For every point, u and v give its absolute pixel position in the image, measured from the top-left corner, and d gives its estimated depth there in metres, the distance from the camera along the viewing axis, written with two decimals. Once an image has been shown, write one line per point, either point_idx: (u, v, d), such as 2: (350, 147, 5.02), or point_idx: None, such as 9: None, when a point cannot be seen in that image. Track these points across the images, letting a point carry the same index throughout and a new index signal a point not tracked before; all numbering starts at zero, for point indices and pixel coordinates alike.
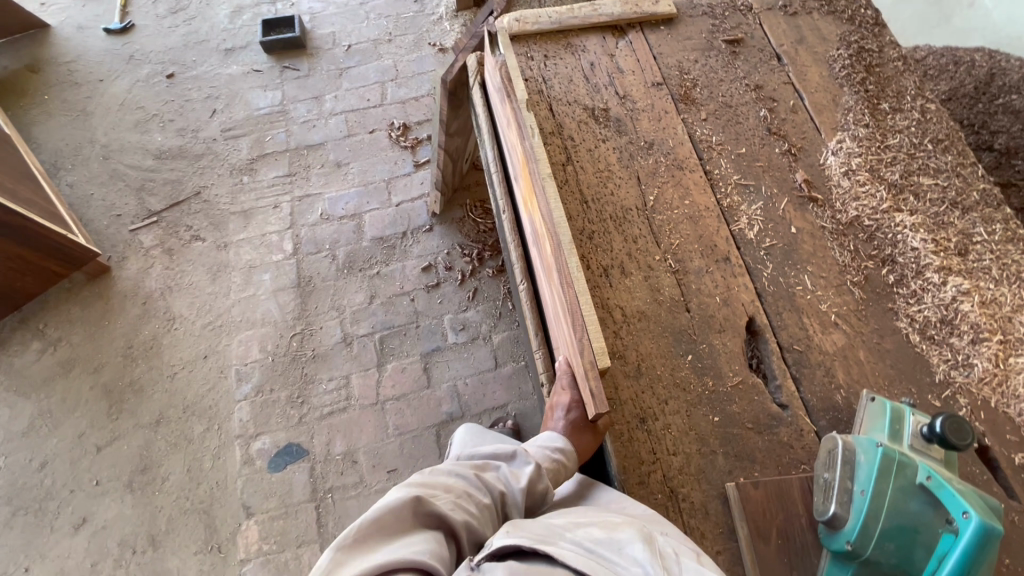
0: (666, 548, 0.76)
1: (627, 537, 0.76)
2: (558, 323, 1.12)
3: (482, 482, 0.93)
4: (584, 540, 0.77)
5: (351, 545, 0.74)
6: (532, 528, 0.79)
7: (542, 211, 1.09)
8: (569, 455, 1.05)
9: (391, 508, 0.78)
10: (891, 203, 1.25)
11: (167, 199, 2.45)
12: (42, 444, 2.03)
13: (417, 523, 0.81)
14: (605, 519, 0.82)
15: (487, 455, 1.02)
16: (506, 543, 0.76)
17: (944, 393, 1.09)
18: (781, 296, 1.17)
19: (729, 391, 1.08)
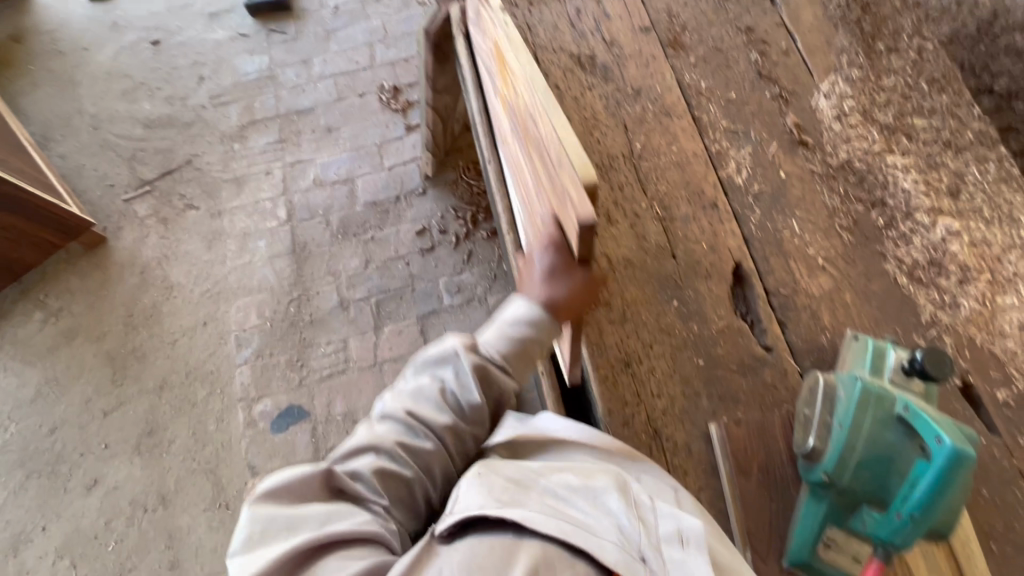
0: (641, 497, 0.79)
1: (604, 486, 0.77)
2: (540, 185, 0.97)
3: (412, 424, 0.86)
4: (555, 496, 0.75)
5: (256, 539, 0.71)
6: (498, 491, 0.72)
7: (516, 74, 0.97)
8: (540, 326, 0.91)
9: (289, 483, 0.76)
10: (883, 145, 1.23)
11: (159, 168, 2.44)
12: (50, 410, 2.08)
13: (326, 495, 0.79)
14: (578, 465, 0.82)
15: (432, 362, 0.91)
16: (477, 509, 0.70)
17: (930, 333, 1.10)
18: (768, 241, 1.17)
19: (714, 335, 1.09)
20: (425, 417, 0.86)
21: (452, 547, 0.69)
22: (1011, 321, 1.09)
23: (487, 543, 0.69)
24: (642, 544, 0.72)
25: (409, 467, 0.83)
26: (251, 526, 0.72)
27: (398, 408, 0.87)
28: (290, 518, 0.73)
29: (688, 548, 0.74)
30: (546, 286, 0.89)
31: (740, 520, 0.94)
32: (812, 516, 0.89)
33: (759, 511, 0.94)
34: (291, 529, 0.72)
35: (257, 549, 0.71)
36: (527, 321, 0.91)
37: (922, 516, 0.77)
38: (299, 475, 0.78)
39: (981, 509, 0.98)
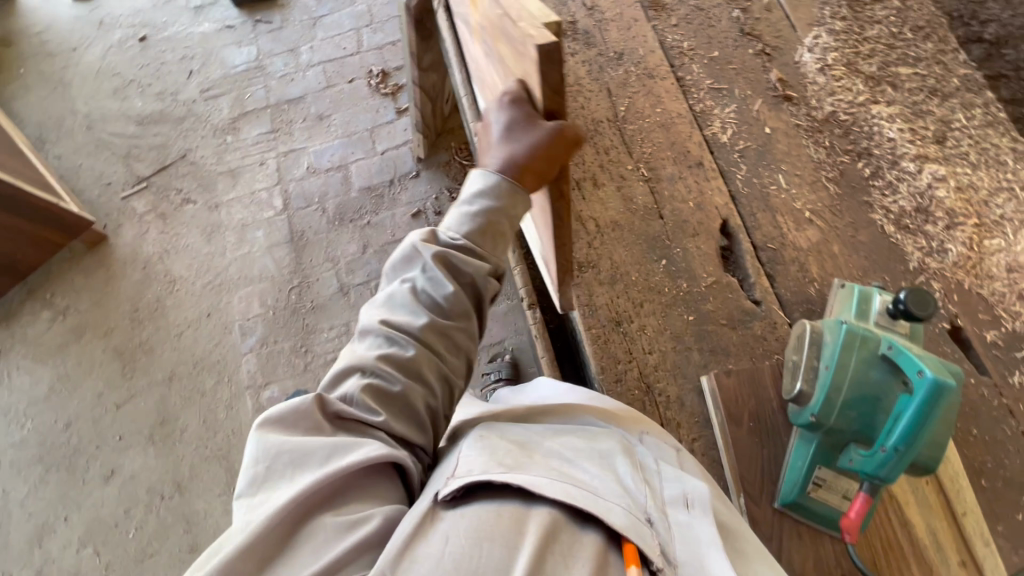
0: (646, 460, 0.66)
1: (611, 448, 0.65)
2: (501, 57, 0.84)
3: (384, 335, 0.69)
4: (562, 457, 0.61)
5: (260, 479, 0.57)
6: (497, 451, 0.58)
7: None
8: (501, 198, 0.75)
9: (286, 417, 0.60)
10: (868, 95, 1.23)
11: (154, 164, 2.46)
12: (64, 406, 2.13)
13: (330, 429, 0.62)
14: (581, 428, 0.70)
15: (399, 267, 0.76)
16: (479, 470, 0.55)
17: (918, 280, 1.10)
18: (755, 197, 1.18)
19: (703, 291, 1.11)
20: (401, 324, 0.70)
21: (454, 516, 0.51)
22: (999, 263, 1.10)
23: (496, 508, 0.52)
24: (649, 506, 0.58)
25: (400, 380, 0.67)
26: (255, 463, 0.58)
27: (369, 318, 0.72)
28: (295, 452, 0.58)
29: (693, 511, 0.60)
30: (505, 143, 0.73)
31: (733, 467, 0.97)
32: (802, 458, 0.91)
33: (752, 458, 0.97)
34: (298, 466, 0.57)
35: (263, 490, 0.57)
36: (485, 194, 0.76)
37: (907, 449, 0.78)
38: (301, 402, 0.62)
39: (972, 447, 1.00)
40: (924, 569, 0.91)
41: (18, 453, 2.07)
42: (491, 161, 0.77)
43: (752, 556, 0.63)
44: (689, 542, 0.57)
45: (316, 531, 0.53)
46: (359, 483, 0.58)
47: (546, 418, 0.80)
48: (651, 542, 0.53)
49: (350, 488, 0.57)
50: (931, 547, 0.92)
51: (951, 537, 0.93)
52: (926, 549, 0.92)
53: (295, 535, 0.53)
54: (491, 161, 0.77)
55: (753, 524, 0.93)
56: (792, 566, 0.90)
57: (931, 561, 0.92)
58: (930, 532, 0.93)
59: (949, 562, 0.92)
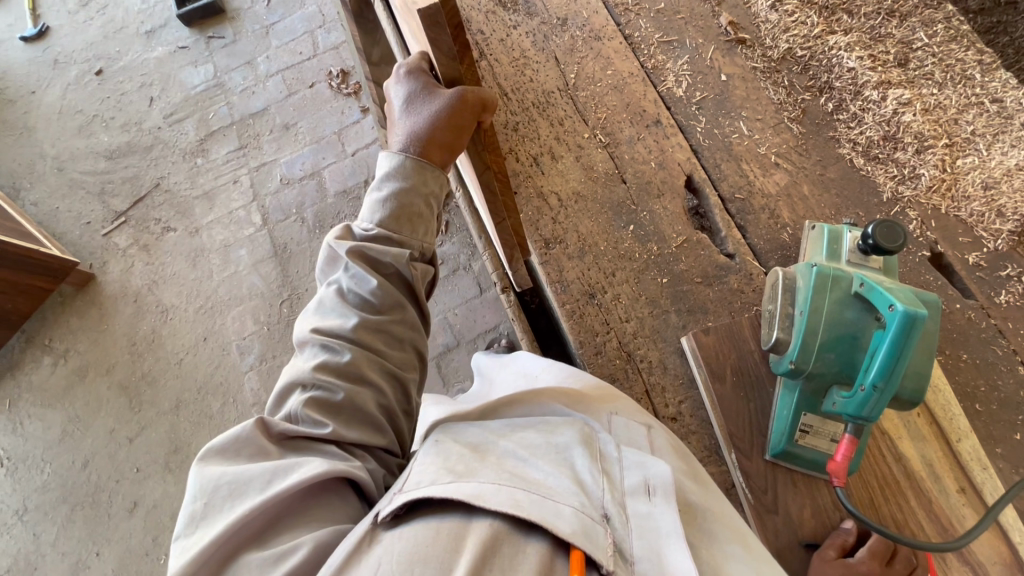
0: (608, 449, 0.66)
1: (567, 442, 0.65)
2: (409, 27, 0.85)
3: (317, 341, 0.71)
4: (516, 459, 0.61)
5: (198, 516, 0.56)
6: (444, 461, 0.59)
7: None
8: (410, 178, 0.81)
9: (227, 447, 0.60)
10: (824, 27, 1.18)
11: (130, 197, 2.45)
12: (79, 446, 2.16)
13: (273, 453, 0.62)
14: (542, 420, 0.70)
15: (327, 269, 0.79)
16: (423, 484, 0.55)
17: (893, 211, 1.07)
18: (717, 147, 1.15)
19: (674, 252, 1.09)
20: (333, 329, 0.72)
21: (394, 535, 0.51)
22: (974, 182, 1.06)
23: (436, 525, 0.52)
24: (605, 501, 0.58)
25: (341, 386, 0.68)
26: (193, 499, 0.57)
27: (303, 327, 0.74)
28: (234, 482, 0.57)
29: (655, 500, 0.60)
30: (409, 120, 0.80)
31: (722, 424, 0.96)
32: (786, 407, 0.91)
33: (740, 413, 0.96)
34: (237, 496, 0.57)
35: (200, 529, 0.55)
36: (395, 175, 0.82)
37: (886, 384, 0.76)
38: (243, 429, 0.62)
39: (963, 372, 0.98)
40: (923, 502, 0.90)
41: (42, 497, 2.11)
42: (397, 143, 0.84)
43: (720, 539, 0.63)
44: (646, 535, 0.57)
45: (252, 562, 0.52)
46: (302, 507, 0.58)
47: (512, 408, 0.78)
48: (599, 543, 0.53)
49: (292, 513, 0.57)
50: (927, 478, 0.92)
51: (947, 467, 0.92)
52: (923, 482, 0.91)
53: (234, 567, 0.52)
54: (398, 141, 0.83)
55: (747, 479, 0.92)
56: (791, 517, 0.90)
57: (930, 493, 0.91)
58: (926, 464, 0.92)
59: (947, 492, 0.91)
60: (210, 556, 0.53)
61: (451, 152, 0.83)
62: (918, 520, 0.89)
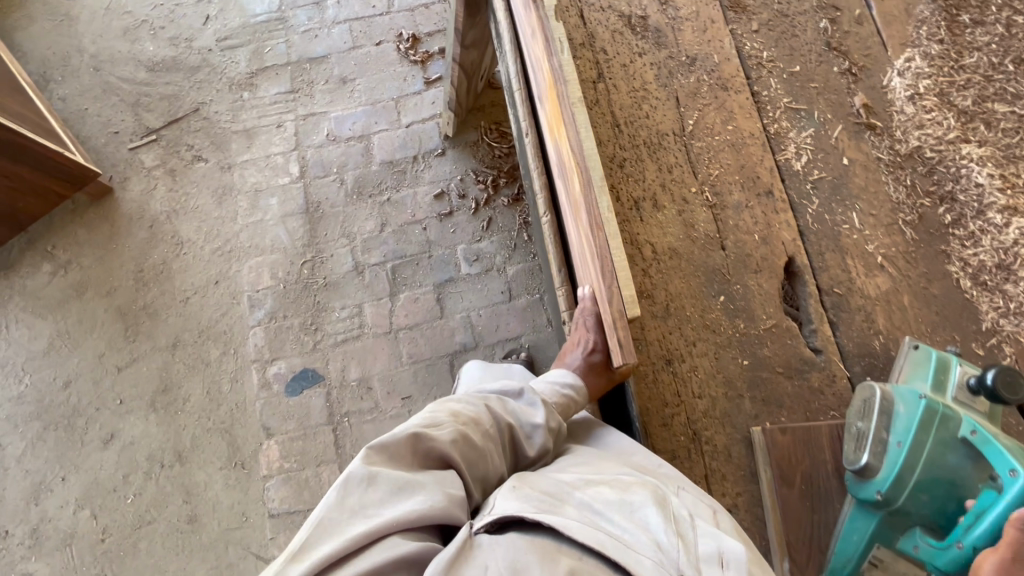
0: (680, 512, 0.75)
1: (641, 500, 0.74)
2: (582, 261, 1.00)
3: (489, 411, 0.91)
4: (594, 503, 0.74)
5: (348, 488, 0.72)
6: (535, 494, 0.73)
7: (565, 135, 0.97)
8: (576, 389, 1.02)
9: (385, 445, 0.76)
10: (959, 132, 1.12)
11: (165, 116, 2.32)
12: (64, 364, 2.06)
13: (414, 459, 0.78)
14: (615, 476, 0.80)
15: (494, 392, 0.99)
16: (513, 508, 0.70)
17: (990, 342, 1.03)
18: (825, 235, 1.09)
19: (761, 334, 1.03)
20: (496, 410, 0.92)
21: (492, 541, 0.67)
22: None
23: (530, 540, 0.67)
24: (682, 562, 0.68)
25: (479, 436, 0.85)
26: (350, 473, 0.73)
27: (474, 399, 0.92)
28: (377, 477, 0.73)
29: (727, 571, 0.68)
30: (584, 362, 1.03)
31: (779, 529, 0.92)
32: (857, 532, 0.87)
33: (800, 522, 0.92)
34: (376, 491, 0.72)
35: (345, 498, 0.71)
36: (570, 384, 1.02)
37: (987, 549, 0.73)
38: (400, 434, 0.78)
39: None
40: None
41: (16, 408, 2.02)
42: (571, 360, 1.05)
43: None
44: None
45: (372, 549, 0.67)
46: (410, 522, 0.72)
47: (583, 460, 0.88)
48: None
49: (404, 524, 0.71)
50: None
51: None
52: None
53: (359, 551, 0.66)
54: (573, 361, 1.05)
55: None
56: None
57: None
58: None
59: None
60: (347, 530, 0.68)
61: (608, 386, 1.06)
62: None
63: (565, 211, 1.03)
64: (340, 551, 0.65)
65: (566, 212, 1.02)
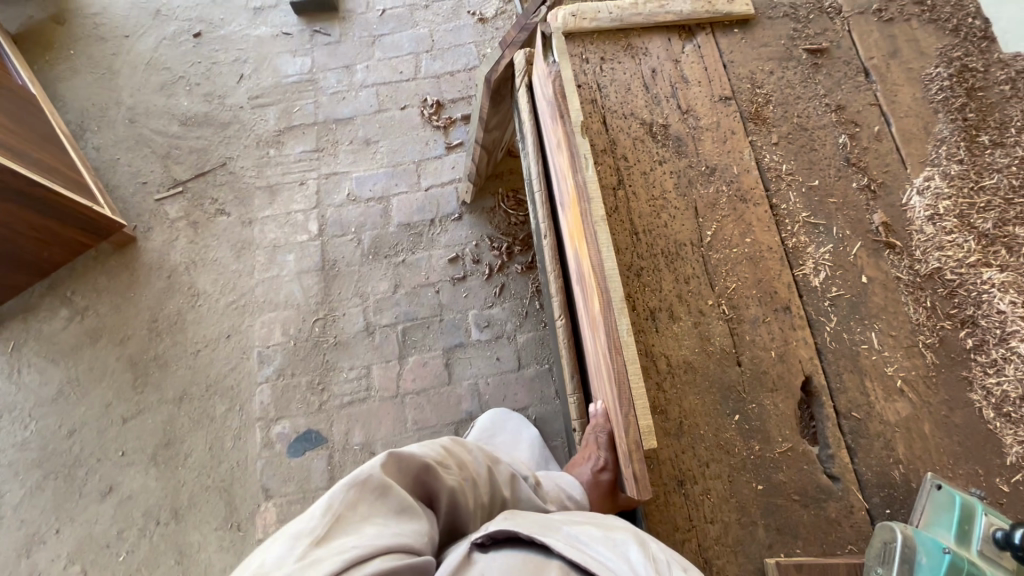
0: (660, 555, 0.79)
1: (624, 537, 0.81)
2: (597, 376, 0.99)
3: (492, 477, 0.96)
4: (581, 535, 0.82)
5: (364, 490, 0.77)
6: (527, 520, 0.84)
7: (589, 251, 0.97)
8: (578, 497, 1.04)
9: (403, 457, 0.84)
10: (979, 256, 1.12)
11: (192, 169, 2.40)
12: (70, 412, 2.06)
13: (418, 485, 0.86)
14: (604, 521, 0.87)
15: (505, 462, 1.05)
16: (504, 526, 0.81)
17: (1014, 478, 0.99)
18: (842, 354, 1.07)
19: (777, 458, 1.01)
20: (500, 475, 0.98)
21: (486, 555, 0.78)
22: None
23: (518, 556, 0.77)
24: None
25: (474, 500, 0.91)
26: (367, 474, 0.78)
27: (482, 458, 0.98)
28: (391, 485, 0.80)
29: None
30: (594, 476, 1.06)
31: None
32: None
33: None
34: (387, 498, 0.78)
35: (359, 502, 0.76)
36: (574, 496, 1.04)
37: None
38: (415, 457, 0.85)
39: None
40: None
41: (19, 455, 2.02)
42: (582, 472, 1.08)
43: None
44: None
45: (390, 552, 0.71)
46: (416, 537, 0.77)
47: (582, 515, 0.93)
48: None
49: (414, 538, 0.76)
50: None
51: None
52: None
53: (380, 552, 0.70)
54: (583, 473, 1.08)
55: None
56: None
57: None
58: None
59: None
60: (363, 533, 0.72)
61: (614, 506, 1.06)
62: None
63: (583, 322, 1.03)
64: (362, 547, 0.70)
65: (585, 323, 1.01)
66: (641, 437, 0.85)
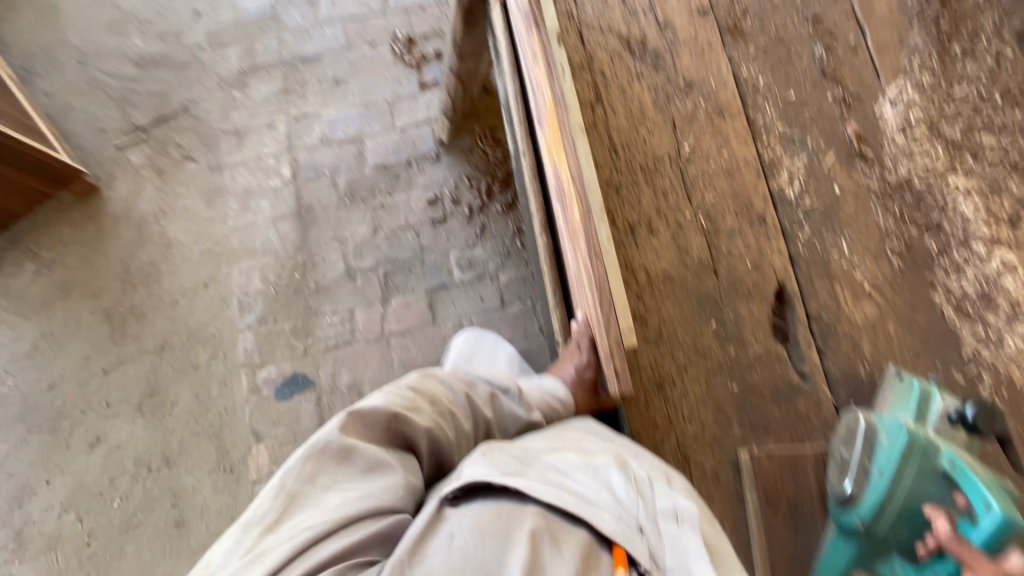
0: (641, 473, 0.84)
1: (604, 464, 0.84)
2: (579, 286, 1.00)
3: (469, 406, 0.96)
4: (560, 466, 0.84)
5: (322, 461, 0.79)
6: (502, 457, 0.82)
7: (567, 162, 0.97)
8: (563, 399, 1.08)
9: (362, 415, 0.84)
10: (946, 163, 1.15)
11: (153, 113, 2.28)
12: (48, 366, 2.03)
13: (388, 435, 0.86)
14: (583, 445, 0.90)
15: (484, 377, 1.04)
16: (476, 475, 0.77)
17: (969, 370, 1.06)
18: (815, 262, 1.11)
19: (751, 360, 1.05)
20: (479, 401, 0.99)
21: (458, 512, 0.75)
22: None
23: (492, 509, 0.75)
24: (639, 514, 0.78)
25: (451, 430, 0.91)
26: (322, 446, 0.80)
27: (457, 386, 0.97)
28: (351, 449, 0.81)
29: (681, 525, 0.78)
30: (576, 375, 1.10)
31: (763, 553, 0.95)
32: (838, 557, 0.92)
33: (784, 545, 0.96)
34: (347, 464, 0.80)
35: (317, 477, 0.78)
36: (559, 396, 1.09)
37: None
38: (377, 410, 0.85)
39: None
40: None
41: None
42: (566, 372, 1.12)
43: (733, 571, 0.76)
44: (677, 549, 0.76)
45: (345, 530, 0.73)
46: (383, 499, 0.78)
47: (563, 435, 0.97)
48: (636, 546, 0.75)
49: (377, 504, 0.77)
50: None
51: None
52: None
53: (332, 532, 0.72)
54: (567, 373, 1.12)
55: None
56: None
57: None
58: None
59: None
60: (318, 510, 0.75)
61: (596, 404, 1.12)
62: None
63: (563, 236, 1.04)
64: (314, 528, 0.72)
65: (565, 235, 1.02)
66: (621, 336, 0.88)
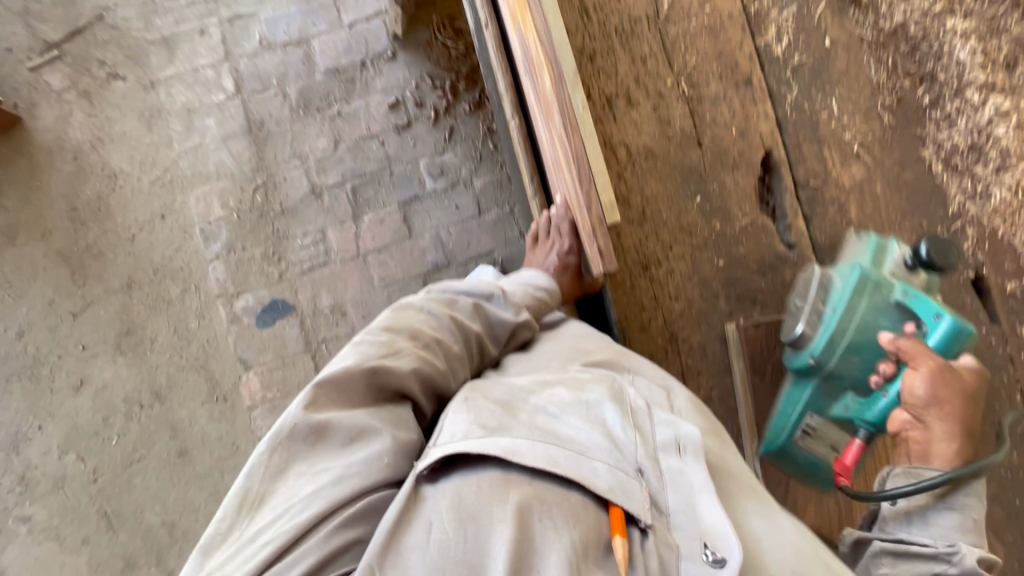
0: (638, 403, 0.79)
1: (597, 399, 0.77)
2: (555, 165, 0.93)
3: (456, 328, 0.89)
4: (548, 407, 0.75)
5: (289, 448, 0.69)
6: (482, 408, 0.72)
7: (531, 27, 0.87)
8: (549, 292, 1.03)
9: (330, 383, 0.73)
10: (944, 4, 1.07)
11: (64, 26, 2.01)
12: (12, 314, 1.94)
13: (370, 395, 0.76)
14: (571, 377, 0.82)
15: (462, 290, 0.97)
16: (450, 445, 0.67)
17: (954, 227, 1.05)
18: (803, 124, 1.04)
19: (737, 234, 1.02)
20: (465, 320, 0.92)
21: (434, 491, 0.65)
22: None
23: (471, 481, 0.65)
24: (637, 454, 0.72)
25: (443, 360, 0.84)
26: (287, 429, 0.69)
27: (437, 310, 0.90)
28: (320, 428, 0.70)
29: (685, 457, 0.73)
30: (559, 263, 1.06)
31: (749, 415, 1.00)
32: (794, 403, 0.95)
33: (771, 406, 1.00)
34: (318, 447, 0.69)
35: (285, 471, 0.68)
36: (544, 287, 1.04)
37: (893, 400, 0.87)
38: (348, 371, 0.74)
39: None
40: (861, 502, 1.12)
41: None
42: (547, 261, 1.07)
43: (739, 496, 0.75)
44: (682, 488, 0.71)
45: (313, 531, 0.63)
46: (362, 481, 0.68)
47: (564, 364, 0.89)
48: (637, 500, 0.67)
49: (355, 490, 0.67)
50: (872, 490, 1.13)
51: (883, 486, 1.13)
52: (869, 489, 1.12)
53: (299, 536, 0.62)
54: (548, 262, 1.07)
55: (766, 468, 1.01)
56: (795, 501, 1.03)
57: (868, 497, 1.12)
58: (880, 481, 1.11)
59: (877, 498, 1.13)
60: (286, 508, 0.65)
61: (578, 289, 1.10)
62: (919, 475, 0.82)
63: (535, 113, 0.96)
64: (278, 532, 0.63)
65: (536, 110, 0.93)
66: (603, 212, 0.85)
